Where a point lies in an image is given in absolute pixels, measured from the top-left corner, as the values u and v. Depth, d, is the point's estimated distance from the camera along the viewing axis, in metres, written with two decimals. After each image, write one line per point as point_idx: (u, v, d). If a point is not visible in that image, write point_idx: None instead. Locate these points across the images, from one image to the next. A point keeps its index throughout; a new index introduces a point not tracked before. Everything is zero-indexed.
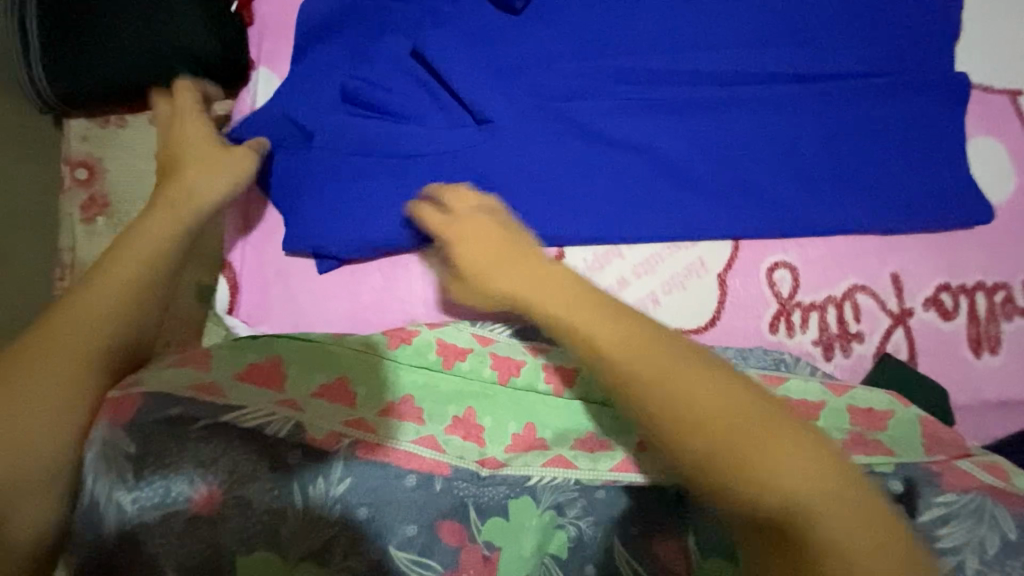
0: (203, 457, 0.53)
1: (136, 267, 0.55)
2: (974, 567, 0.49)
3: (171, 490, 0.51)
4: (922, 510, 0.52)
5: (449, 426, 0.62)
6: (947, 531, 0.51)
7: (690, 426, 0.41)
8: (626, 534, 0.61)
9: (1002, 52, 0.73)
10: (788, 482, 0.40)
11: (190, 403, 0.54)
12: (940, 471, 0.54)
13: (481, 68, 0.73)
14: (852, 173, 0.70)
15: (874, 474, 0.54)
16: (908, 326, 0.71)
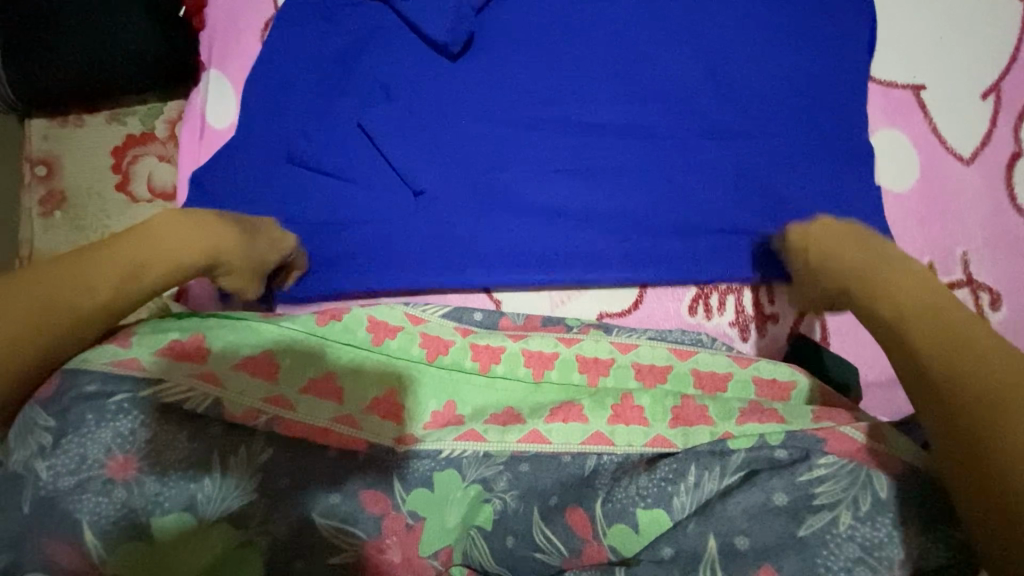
0: (120, 428, 0.57)
1: (158, 271, 0.58)
2: (847, 521, 0.54)
3: (87, 457, 0.55)
4: (804, 470, 0.57)
5: (368, 405, 0.65)
6: (824, 488, 0.56)
7: (879, 294, 0.56)
8: (545, 506, 0.62)
9: (907, 47, 0.77)
10: (925, 324, 0.51)
11: (106, 378, 0.59)
12: (825, 438, 0.59)
13: (408, 103, 0.80)
14: (759, 175, 0.76)
15: (763, 444, 0.60)
16: (821, 307, 0.75)
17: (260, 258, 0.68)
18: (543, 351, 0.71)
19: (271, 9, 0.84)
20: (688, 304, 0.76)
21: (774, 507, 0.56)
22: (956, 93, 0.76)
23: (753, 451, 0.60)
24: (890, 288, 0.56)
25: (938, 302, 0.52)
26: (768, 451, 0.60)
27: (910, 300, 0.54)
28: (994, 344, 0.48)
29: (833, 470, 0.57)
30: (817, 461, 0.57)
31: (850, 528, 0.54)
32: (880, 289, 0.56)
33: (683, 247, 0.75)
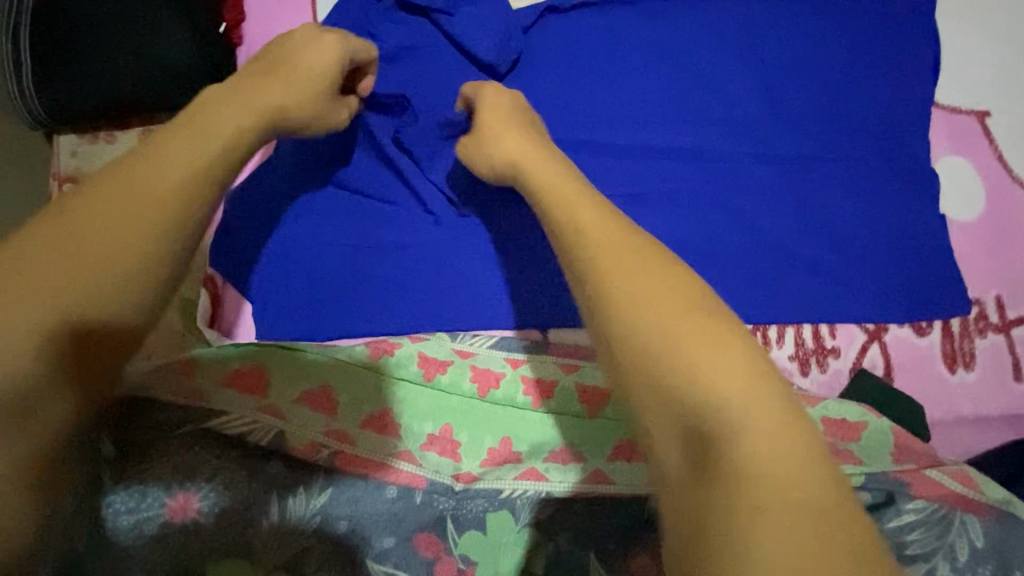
0: (181, 464, 0.54)
1: (157, 199, 0.41)
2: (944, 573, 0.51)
3: (145, 495, 0.52)
4: (891, 517, 0.54)
5: (424, 444, 0.62)
6: (915, 537, 0.53)
7: (713, 377, 0.41)
8: (602, 550, 0.61)
9: (971, 72, 0.75)
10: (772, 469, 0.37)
11: (172, 408, 0.55)
12: (908, 481, 0.56)
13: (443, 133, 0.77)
14: (817, 205, 0.73)
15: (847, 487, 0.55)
16: (884, 342, 0.72)
17: (296, 84, 0.59)
18: (596, 385, 0.68)
19: (310, 18, 0.82)
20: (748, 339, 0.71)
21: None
22: (1022, 120, 0.74)
23: None
24: (726, 377, 0.41)
25: (778, 411, 0.40)
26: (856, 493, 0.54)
27: (726, 371, 0.41)
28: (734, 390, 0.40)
29: (923, 515, 0.54)
30: (905, 506, 0.54)
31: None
32: (711, 365, 0.41)
33: (735, 283, 0.72)
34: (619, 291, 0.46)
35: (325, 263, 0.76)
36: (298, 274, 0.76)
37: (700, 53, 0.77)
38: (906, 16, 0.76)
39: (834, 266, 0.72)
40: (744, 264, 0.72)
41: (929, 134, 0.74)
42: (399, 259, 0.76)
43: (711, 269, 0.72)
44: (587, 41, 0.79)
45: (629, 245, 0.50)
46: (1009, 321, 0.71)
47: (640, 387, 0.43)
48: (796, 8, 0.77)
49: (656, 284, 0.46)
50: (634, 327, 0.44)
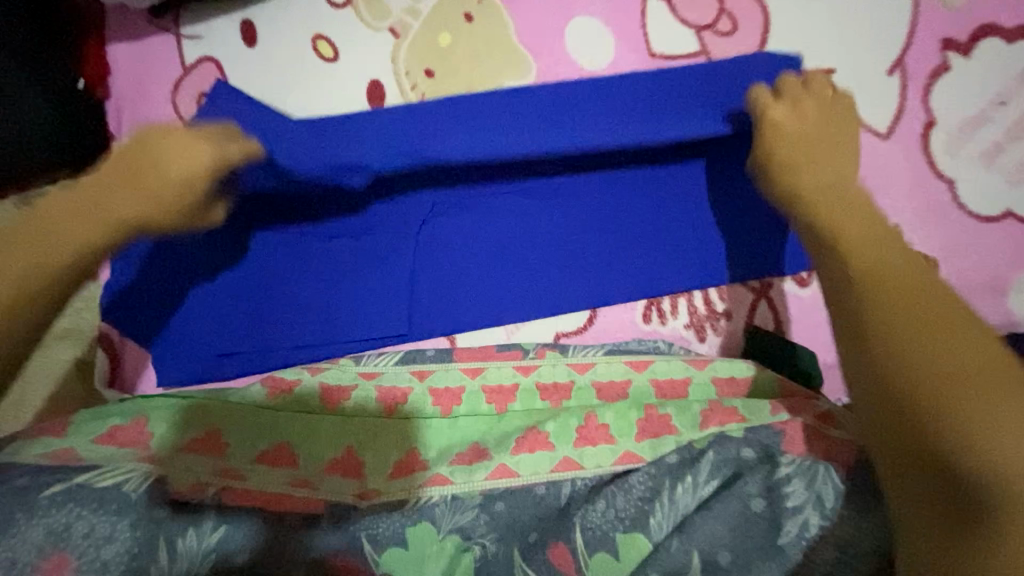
0: (54, 523, 0.53)
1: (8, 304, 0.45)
2: (815, 522, 0.53)
3: (15, 563, 0.51)
4: (778, 470, 0.55)
5: (325, 468, 0.62)
6: (794, 489, 0.54)
7: (994, 408, 0.37)
8: (524, 544, 0.60)
9: (809, 34, 0.79)
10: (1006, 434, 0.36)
11: (37, 473, 0.55)
12: (782, 431, 0.58)
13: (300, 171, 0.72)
14: (692, 175, 0.76)
15: (729, 442, 0.58)
16: (771, 298, 0.76)
17: (195, 151, 0.56)
18: (503, 384, 0.70)
19: (179, 69, 0.82)
20: (641, 313, 0.76)
21: (752, 514, 0.54)
22: (863, 73, 0.78)
23: (722, 450, 0.57)
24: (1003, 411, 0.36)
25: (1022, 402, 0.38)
26: (734, 446, 0.58)
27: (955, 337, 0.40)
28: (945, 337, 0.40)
29: (792, 466, 0.56)
30: (781, 460, 0.56)
31: (819, 528, 0.52)
32: (977, 403, 0.37)
33: (609, 272, 0.76)
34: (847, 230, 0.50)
35: (233, 292, 0.75)
36: (211, 311, 0.75)
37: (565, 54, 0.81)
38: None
39: (708, 239, 0.76)
40: (637, 238, 0.76)
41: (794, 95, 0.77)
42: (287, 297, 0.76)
43: (607, 248, 0.76)
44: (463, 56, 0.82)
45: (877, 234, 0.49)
46: None
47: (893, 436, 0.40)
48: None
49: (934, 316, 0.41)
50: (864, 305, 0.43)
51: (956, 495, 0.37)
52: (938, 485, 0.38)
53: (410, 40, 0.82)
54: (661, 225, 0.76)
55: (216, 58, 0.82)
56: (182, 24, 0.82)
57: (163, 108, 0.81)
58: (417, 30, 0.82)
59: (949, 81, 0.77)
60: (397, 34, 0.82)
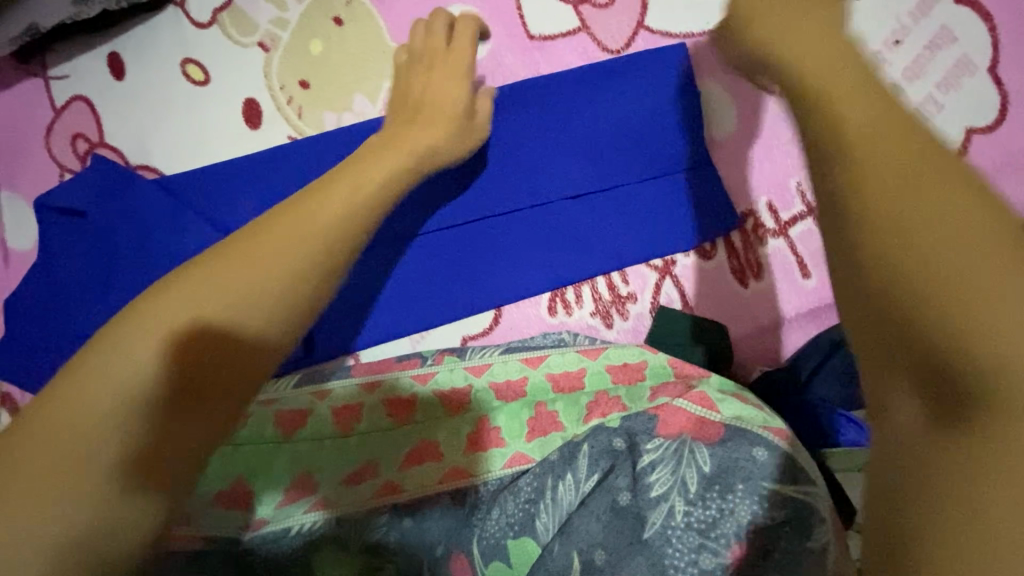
0: None
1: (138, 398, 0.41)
2: (680, 509, 0.48)
3: None
4: (643, 456, 0.52)
5: (218, 498, 0.59)
6: (656, 476, 0.51)
7: (998, 327, 0.27)
8: (431, 559, 0.56)
9: None
10: (983, 274, 0.27)
11: None
12: (655, 415, 0.54)
13: (213, 219, 0.75)
14: (582, 161, 0.74)
15: (602, 432, 0.56)
16: (675, 275, 0.72)
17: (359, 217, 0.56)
18: (401, 395, 0.65)
19: (51, 111, 0.80)
20: (545, 306, 0.73)
21: (620, 508, 0.51)
22: None
23: (595, 443, 0.55)
24: (998, 296, 0.27)
25: (969, 226, 0.28)
26: (607, 437, 0.55)
27: (955, 222, 0.29)
28: (946, 204, 0.29)
29: (659, 452, 0.52)
30: (644, 447, 0.53)
31: (684, 514, 0.48)
32: (953, 282, 0.27)
33: (512, 265, 0.73)
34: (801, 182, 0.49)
35: None
36: None
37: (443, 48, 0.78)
38: None
39: (613, 225, 0.73)
40: (534, 230, 0.73)
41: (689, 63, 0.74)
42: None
43: (503, 242, 0.73)
44: (340, 63, 0.79)
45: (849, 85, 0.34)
46: (786, 223, 0.72)
47: (901, 353, 0.29)
48: None
49: (902, 170, 0.30)
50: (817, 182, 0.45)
51: (968, 435, 0.28)
52: (945, 412, 0.29)
53: (282, 53, 0.79)
54: (563, 214, 0.73)
55: (87, 96, 0.80)
56: (51, 65, 0.80)
57: (38, 153, 0.79)
58: (288, 42, 0.79)
59: None
60: (267, 48, 0.79)
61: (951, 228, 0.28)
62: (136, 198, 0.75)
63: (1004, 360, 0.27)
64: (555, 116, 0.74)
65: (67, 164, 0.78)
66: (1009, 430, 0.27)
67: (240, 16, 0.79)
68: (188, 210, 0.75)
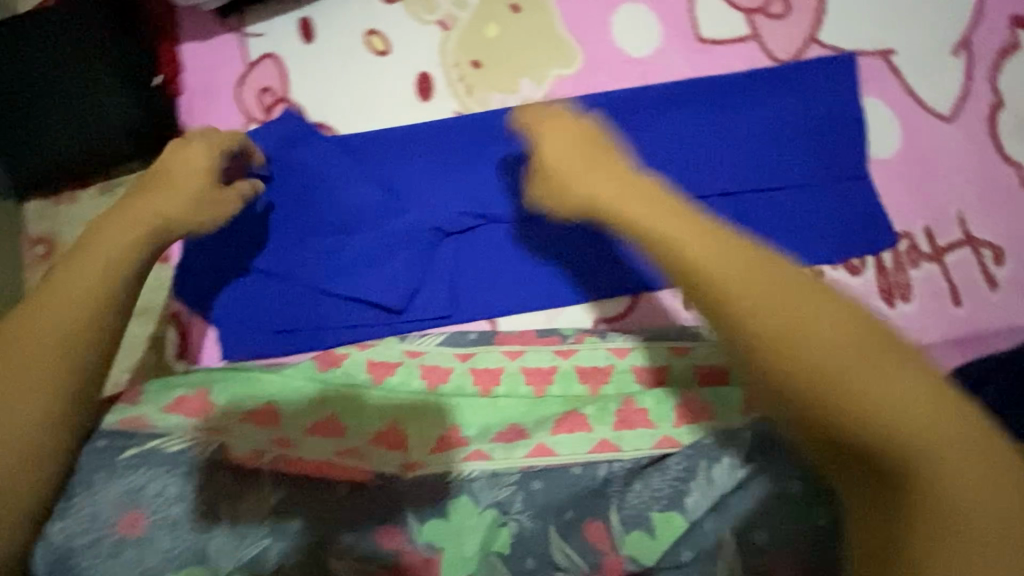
0: (132, 482, 0.60)
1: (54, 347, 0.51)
2: (848, 501, 0.55)
3: (96, 515, 0.59)
4: (808, 451, 0.58)
5: (373, 437, 0.65)
6: (823, 470, 0.56)
7: (930, 435, 0.47)
8: (562, 521, 0.61)
9: (862, 17, 0.78)
10: (930, 437, 0.47)
11: (118, 436, 0.62)
12: None
13: (382, 180, 0.81)
14: (741, 164, 0.76)
15: (762, 425, 0.60)
16: (818, 287, 0.74)
17: (181, 187, 0.60)
18: (541, 366, 0.71)
19: (244, 65, 0.87)
20: (682, 301, 0.76)
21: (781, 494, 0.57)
22: (923, 54, 0.76)
23: (752, 435, 0.60)
24: (922, 420, 0.47)
25: (920, 382, 0.48)
26: (767, 431, 0.60)
27: (892, 394, 0.48)
28: (855, 392, 0.48)
29: None
30: None
31: (857, 510, 0.53)
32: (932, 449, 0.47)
33: (660, 255, 0.76)
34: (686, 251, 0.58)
35: (293, 290, 0.79)
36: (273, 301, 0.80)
37: (613, 42, 0.81)
38: None
39: (766, 230, 0.75)
40: None
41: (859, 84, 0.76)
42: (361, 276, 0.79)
43: None
44: (512, 48, 0.83)
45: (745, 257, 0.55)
46: (941, 249, 0.73)
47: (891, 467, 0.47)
48: None
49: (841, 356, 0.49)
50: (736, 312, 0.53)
51: (909, 513, 0.48)
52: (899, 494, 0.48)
53: (458, 33, 0.85)
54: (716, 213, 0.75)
55: (278, 55, 0.87)
56: (248, 23, 0.88)
57: (229, 101, 0.86)
58: (465, 24, 0.85)
59: (1019, 60, 0.74)
60: (446, 27, 0.85)
61: (884, 378, 0.48)
62: (314, 153, 0.81)
63: (941, 463, 0.47)
64: (717, 118, 0.77)
65: (253, 114, 0.86)
66: (929, 522, 0.47)
67: None
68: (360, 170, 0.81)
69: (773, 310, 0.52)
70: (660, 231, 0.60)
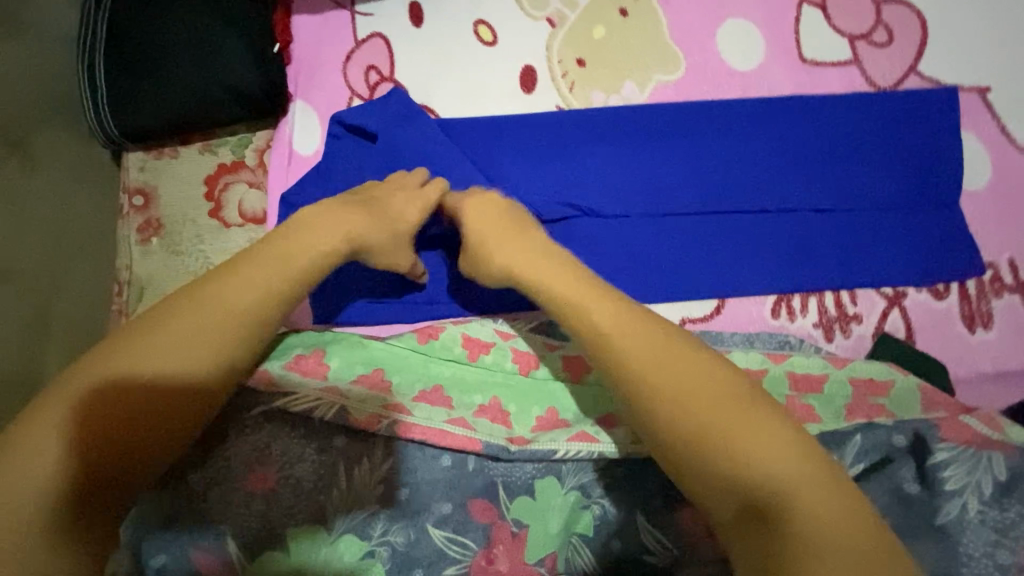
0: (259, 440, 0.63)
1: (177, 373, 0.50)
2: (975, 507, 0.54)
3: (230, 469, 0.62)
4: (932, 455, 0.57)
5: (476, 411, 0.68)
6: (951, 474, 0.56)
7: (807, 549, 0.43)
8: (648, 508, 0.64)
9: (962, 53, 0.81)
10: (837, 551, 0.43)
11: (247, 392, 0.64)
12: (939, 424, 0.60)
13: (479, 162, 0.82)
14: (838, 182, 0.78)
15: (881, 427, 0.59)
16: (903, 307, 0.77)
17: (382, 221, 0.66)
18: None
19: (352, 40, 0.89)
20: (771, 308, 0.78)
21: (906, 496, 0.56)
22: (1019, 95, 0.80)
23: (873, 435, 0.59)
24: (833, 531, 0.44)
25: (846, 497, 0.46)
26: (886, 434, 0.59)
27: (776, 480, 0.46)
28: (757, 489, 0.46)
29: (953, 456, 0.57)
30: (933, 446, 0.58)
31: (979, 512, 0.54)
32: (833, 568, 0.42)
33: (756, 261, 0.77)
34: (603, 329, 0.55)
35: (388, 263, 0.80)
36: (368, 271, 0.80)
37: (718, 55, 0.84)
38: (905, 8, 0.82)
39: (860, 247, 0.77)
40: (783, 235, 0.78)
41: (956, 117, 0.79)
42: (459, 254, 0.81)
43: (751, 239, 0.78)
44: (618, 50, 0.86)
45: (675, 345, 0.53)
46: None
47: None
48: (803, 6, 0.83)
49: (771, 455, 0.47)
50: (658, 412, 0.50)
51: None
52: None
53: (566, 30, 0.87)
54: (812, 226, 0.78)
55: (386, 35, 0.89)
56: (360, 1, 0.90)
57: (336, 74, 0.88)
58: (573, 22, 0.87)
59: None
60: (554, 24, 0.87)
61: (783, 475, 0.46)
62: (420, 129, 0.83)
63: None
64: (819, 134, 0.79)
65: (358, 90, 0.88)
66: None
67: None
68: (461, 152, 0.82)
69: (706, 392, 0.50)
70: (599, 328, 0.55)
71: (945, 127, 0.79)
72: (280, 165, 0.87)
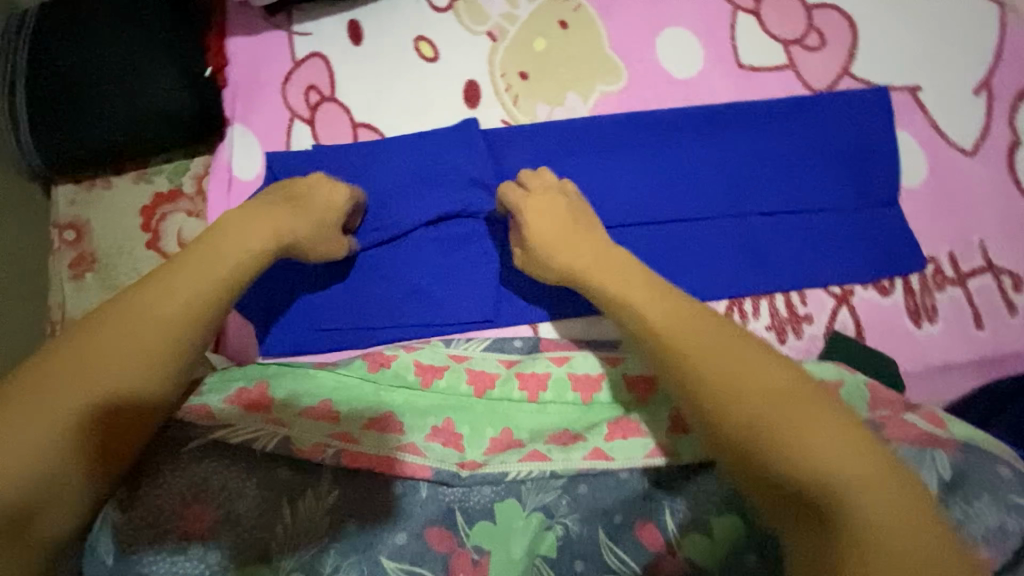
0: (195, 475, 0.61)
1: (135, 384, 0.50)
2: None
3: (162, 508, 0.59)
4: None
5: (429, 434, 0.66)
6: None
7: (872, 525, 0.43)
8: (609, 525, 0.63)
9: (892, 55, 0.83)
10: (900, 527, 0.42)
11: (183, 425, 0.63)
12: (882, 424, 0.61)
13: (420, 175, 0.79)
14: (783, 184, 0.79)
15: None
16: (851, 305, 0.77)
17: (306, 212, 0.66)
18: (589, 374, 0.73)
19: (291, 62, 0.87)
20: (724, 312, 0.77)
21: None
22: (949, 92, 0.82)
23: None
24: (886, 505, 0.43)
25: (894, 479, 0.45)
26: None
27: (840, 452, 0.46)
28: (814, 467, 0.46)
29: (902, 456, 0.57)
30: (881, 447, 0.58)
31: None
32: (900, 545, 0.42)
33: (707, 266, 0.77)
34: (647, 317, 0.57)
35: (333, 285, 0.78)
36: (314, 296, 0.78)
37: (658, 63, 0.84)
38: (836, 12, 0.84)
39: (807, 247, 0.78)
40: (733, 238, 0.78)
41: (891, 116, 0.81)
42: (408, 270, 0.79)
43: (700, 245, 0.78)
44: (561, 62, 0.85)
45: (719, 329, 0.55)
46: (964, 274, 0.78)
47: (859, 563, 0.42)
48: (739, 13, 0.84)
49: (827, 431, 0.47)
50: (713, 387, 0.51)
51: None
52: None
53: (507, 44, 0.86)
54: (760, 229, 0.78)
55: (325, 55, 0.87)
56: (296, 21, 0.88)
57: (274, 96, 0.86)
58: (514, 35, 0.86)
59: None
60: (495, 38, 0.87)
61: (838, 449, 0.46)
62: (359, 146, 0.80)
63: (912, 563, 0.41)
64: (762, 138, 0.80)
65: (298, 111, 0.86)
66: None
67: (475, 5, 0.87)
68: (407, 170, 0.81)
69: (753, 372, 0.51)
70: (653, 317, 0.57)
71: (881, 127, 0.80)
72: (220, 193, 0.84)
